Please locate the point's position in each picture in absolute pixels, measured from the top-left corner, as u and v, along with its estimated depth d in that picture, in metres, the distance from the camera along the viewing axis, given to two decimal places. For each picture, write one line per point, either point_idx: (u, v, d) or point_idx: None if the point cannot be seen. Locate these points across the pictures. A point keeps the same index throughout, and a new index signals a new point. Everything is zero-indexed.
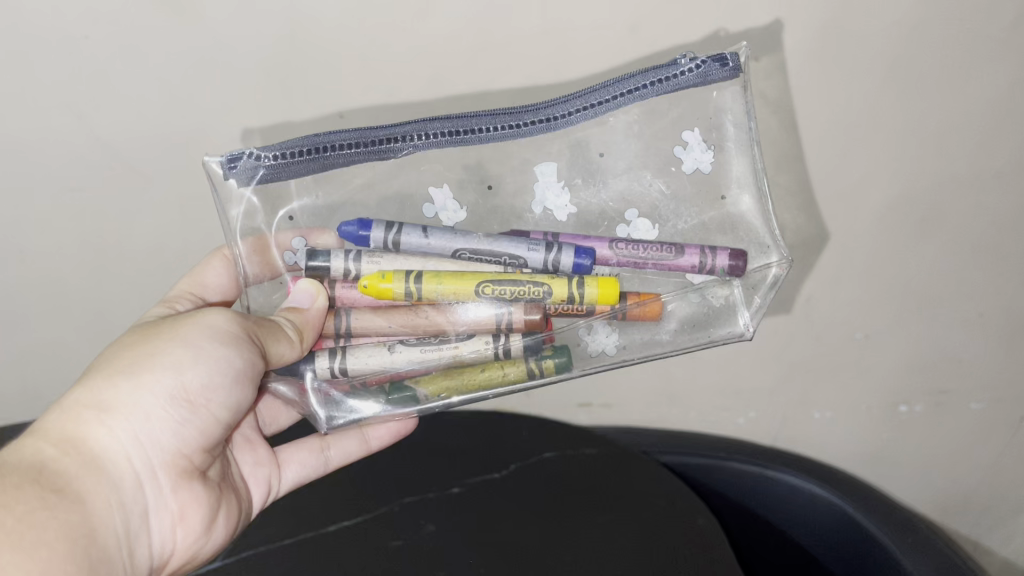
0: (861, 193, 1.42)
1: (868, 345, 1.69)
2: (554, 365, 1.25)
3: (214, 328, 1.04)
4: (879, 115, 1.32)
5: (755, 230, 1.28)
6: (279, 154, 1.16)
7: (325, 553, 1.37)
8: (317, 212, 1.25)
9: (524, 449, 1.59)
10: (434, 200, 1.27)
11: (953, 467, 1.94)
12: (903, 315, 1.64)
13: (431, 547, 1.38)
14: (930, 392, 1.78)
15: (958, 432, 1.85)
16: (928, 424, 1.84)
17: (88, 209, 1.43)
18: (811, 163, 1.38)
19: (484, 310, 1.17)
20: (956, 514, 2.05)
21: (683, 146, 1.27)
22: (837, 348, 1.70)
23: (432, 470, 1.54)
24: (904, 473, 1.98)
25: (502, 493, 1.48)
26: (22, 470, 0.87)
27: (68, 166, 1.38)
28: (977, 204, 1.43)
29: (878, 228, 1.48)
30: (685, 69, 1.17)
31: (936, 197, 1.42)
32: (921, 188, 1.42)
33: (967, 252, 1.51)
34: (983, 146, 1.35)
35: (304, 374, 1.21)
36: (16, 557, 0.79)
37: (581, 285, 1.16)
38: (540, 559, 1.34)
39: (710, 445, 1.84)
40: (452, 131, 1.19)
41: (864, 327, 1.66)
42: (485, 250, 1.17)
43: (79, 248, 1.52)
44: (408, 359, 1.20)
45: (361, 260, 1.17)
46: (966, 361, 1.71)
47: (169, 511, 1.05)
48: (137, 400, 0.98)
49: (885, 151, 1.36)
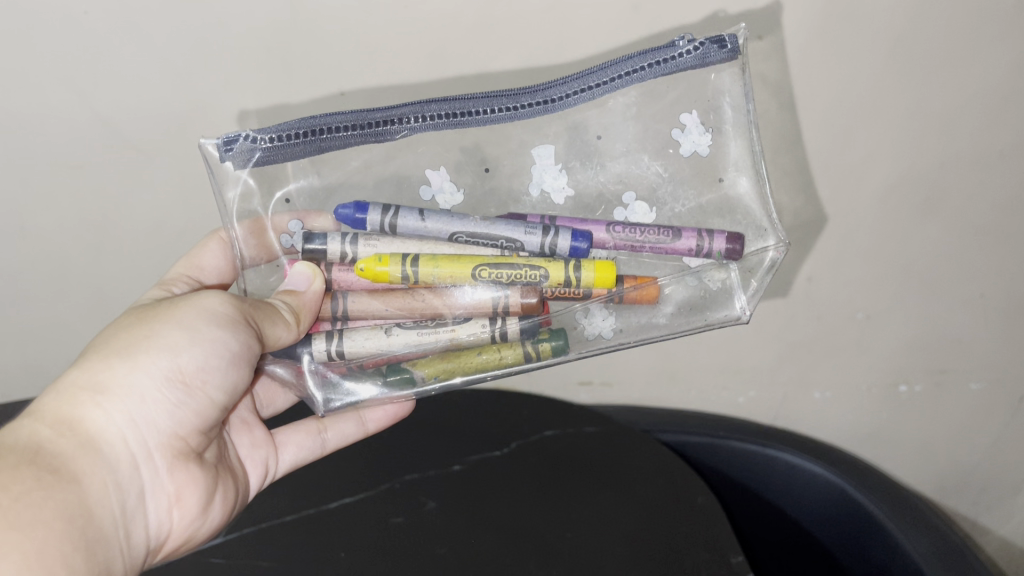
0: (863, 171, 1.41)
1: (868, 324, 1.68)
2: (551, 348, 1.23)
3: (210, 311, 1.04)
4: (882, 96, 1.31)
5: (753, 213, 1.27)
6: (276, 137, 1.15)
7: (326, 528, 1.36)
8: (314, 195, 1.24)
9: (524, 427, 1.58)
10: (431, 183, 1.26)
11: (952, 447, 1.93)
12: (903, 295, 1.63)
13: (431, 521, 1.36)
14: (930, 371, 1.77)
15: (957, 411, 1.84)
16: (928, 403, 1.83)
17: (84, 187, 1.43)
18: (812, 142, 1.38)
19: (480, 292, 1.16)
20: (956, 496, 2.03)
21: (681, 128, 1.26)
22: (836, 326, 1.69)
23: (433, 447, 1.53)
24: (903, 452, 1.97)
25: (504, 470, 1.47)
26: (17, 451, 0.88)
27: (65, 151, 1.37)
28: (980, 183, 1.43)
29: (879, 209, 1.47)
30: (684, 51, 1.17)
31: (939, 177, 1.42)
32: (923, 168, 1.41)
33: (968, 231, 1.51)
34: (986, 126, 1.35)
35: (301, 357, 1.20)
36: (12, 537, 0.80)
37: (577, 268, 1.15)
38: (540, 534, 1.33)
39: (711, 424, 1.79)
40: (449, 113, 1.19)
41: (866, 306, 1.65)
42: (481, 233, 1.17)
43: (73, 233, 1.50)
44: (405, 342, 1.19)
45: (358, 243, 1.16)
46: (966, 342, 1.71)
47: (168, 494, 1.05)
48: (136, 381, 0.98)
49: (887, 130, 1.36)
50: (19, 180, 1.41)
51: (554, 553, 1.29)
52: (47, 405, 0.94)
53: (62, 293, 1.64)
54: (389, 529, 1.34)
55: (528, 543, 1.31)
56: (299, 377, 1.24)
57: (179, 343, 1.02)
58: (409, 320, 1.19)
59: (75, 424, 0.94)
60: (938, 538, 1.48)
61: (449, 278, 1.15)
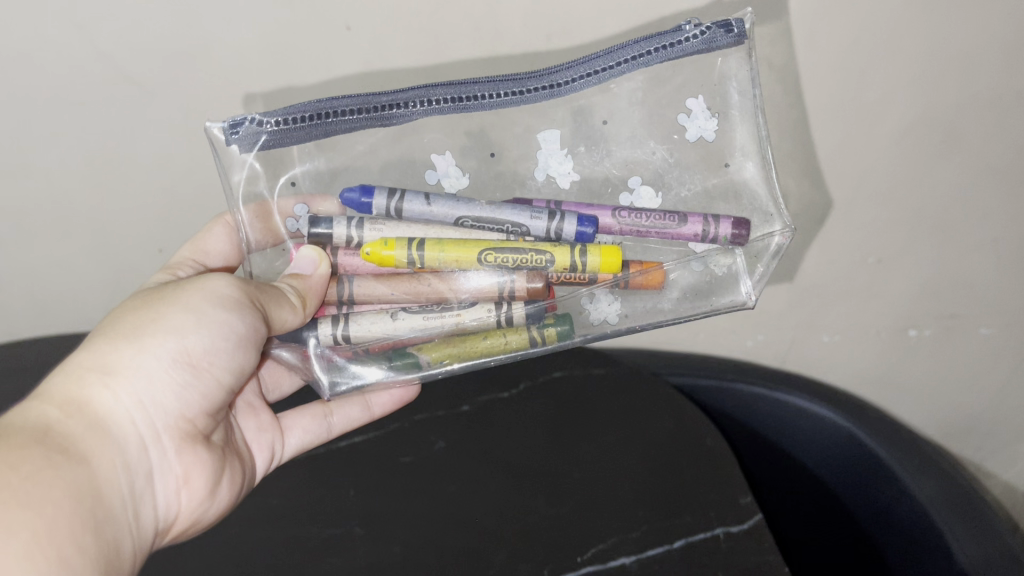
0: (880, 112, 1.36)
1: (881, 269, 1.64)
2: (556, 333, 1.24)
3: (216, 294, 1.06)
4: (899, 36, 1.25)
5: (759, 197, 1.28)
6: (282, 120, 1.15)
7: (336, 464, 1.37)
8: (320, 177, 1.24)
9: (533, 371, 1.59)
10: (436, 166, 1.26)
11: (962, 392, 1.90)
12: (918, 238, 1.57)
13: (440, 460, 1.37)
14: (941, 316, 1.72)
15: (968, 356, 1.80)
16: (939, 347, 1.79)
17: (91, 162, 1.44)
18: (828, 84, 1.32)
19: (485, 279, 1.17)
20: (963, 443, 2.02)
21: (687, 113, 1.26)
22: (848, 270, 1.65)
23: (441, 388, 1.54)
24: (911, 397, 1.94)
25: (515, 410, 1.49)
26: (26, 431, 0.88)
27: (73, 123, 1.38)
28: (1001, 126, 1.36)
29: (897, 152, 1.42)
30: (690, 36, 1.17)
31: (958, 118, 1.35)
32: (942, 108, 1.34)
33: (988, 174, 1.44)
34: (1008, 65, 1.27)
35: (307, 341, 1.20)
36: (24, 513, 0.80)
37: (583, 253, 1.15)
38: (549, 474, 1.34)
39: (717, 366, 1.80)
40: (455, 97, 1.18)
41: (878, 251, 1.60)
42: (487, 218, 1.17)
43: (81, 198, 1.51)
44: (411, 326, 1.20)
45: (363, 227, 1.17)
46: (979, 287, 1.65)
47: (176, 476, 1.05)
48: (142, 361, 0.99)
49: (904, 69, 1.29)
50: (27, 150, 1.42)
51: (565, 492, 1.31)
52: (52, 388, 0.94)
53: (70, 259, 1.65)
54: (400, 469, 1.35)
55: (536, 482, 1.32)
56: (304, 361, 1.25)
57: (182, 326, 1.03)
58: (415, 304, 1.20)
59: (82, 406, 0.94)
60: (950, 490, 1.52)
61: (454, 262, 1.15)
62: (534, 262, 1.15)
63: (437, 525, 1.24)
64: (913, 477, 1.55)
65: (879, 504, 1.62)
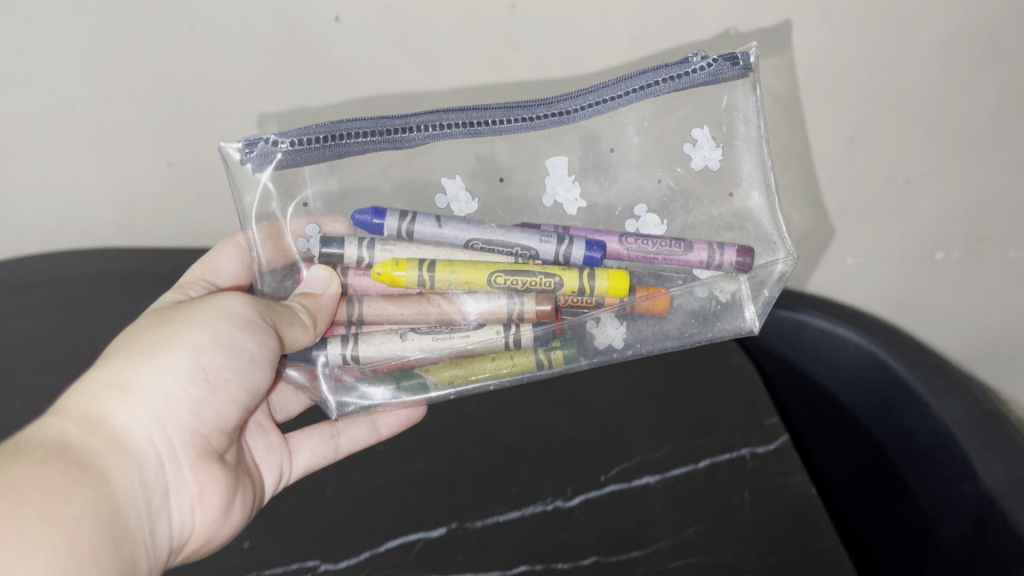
0: (920, 22, 1.30)
1: (909, 188, 1.56)
2: (563, 356, 1.25)
3: (231, 311, 1.07)
4: None
5: (762, 226, 1.31)
6: (295, 140, 1.14)
7: None
8: (330, 197, 1.25)
9: None
10: (446, 191, 1.28)
11: (996, 316, 1.77)
12: (953, 155, 1.50)
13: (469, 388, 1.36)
14: (969, 238, 1.64)
15: (997, 286, 1.71)
16: (966, 274, 1.70)
17: (109, 166, 1.45)
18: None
19: (489, 301, 1.18)
20: (982, 363, 1.90)
21: (693, 142, 1.29)
22: (877, 188, 1.57)
23: None
24: (939, 317, 1.81)
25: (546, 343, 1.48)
26: (45, 446, 0.87)
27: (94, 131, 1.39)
28: None
29: (936, 64, 1.36)
30: (697, 68, 1.18)
31: (1000, 28, 1.31)
32: (985, 19, 1.29)
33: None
34: None
35: (316, 360, 1.20)
36: (45, 528, 0.79)
37: (592, 276, 1.16)
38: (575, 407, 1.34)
39: None
40: (467, 122, 1.19)
41: (908, 168, 1.53)
42: (496, 240, 1.18)
43: (95, 200, 1.52)
44: (419, 347, 1.20)
45: (374, 248, 1.18)
46: (1012, 203, 1.57)
47: (191, 493, 1.04)
48: (160, 375, 0.98)
49: None
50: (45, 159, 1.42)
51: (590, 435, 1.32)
52: (68, 404, 0.93)
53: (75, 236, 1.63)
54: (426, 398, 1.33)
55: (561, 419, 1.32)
56: (313, 380, 1.24)
57: (198, 343, 1.03)
58: (423, 324, 1.20)
59: (100, 421, 0.93)
60: (975, 410, 1.46)
61: (465, 284, 1.16)
62: (543, 284, 1.16)
63: (466, 449, 1.37)
64: (938, 400, 1.48)
65: (897, 428, 1.57)
